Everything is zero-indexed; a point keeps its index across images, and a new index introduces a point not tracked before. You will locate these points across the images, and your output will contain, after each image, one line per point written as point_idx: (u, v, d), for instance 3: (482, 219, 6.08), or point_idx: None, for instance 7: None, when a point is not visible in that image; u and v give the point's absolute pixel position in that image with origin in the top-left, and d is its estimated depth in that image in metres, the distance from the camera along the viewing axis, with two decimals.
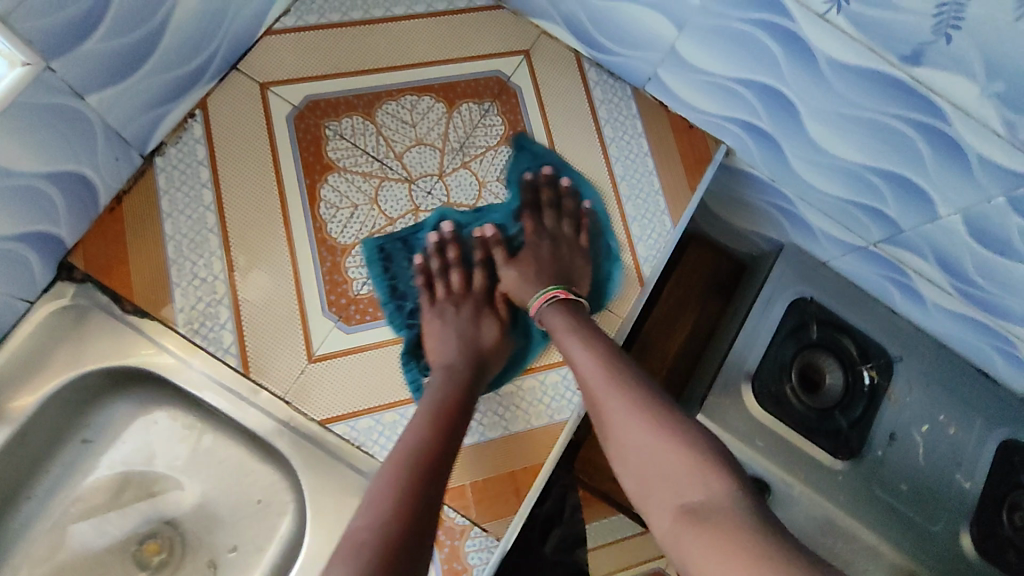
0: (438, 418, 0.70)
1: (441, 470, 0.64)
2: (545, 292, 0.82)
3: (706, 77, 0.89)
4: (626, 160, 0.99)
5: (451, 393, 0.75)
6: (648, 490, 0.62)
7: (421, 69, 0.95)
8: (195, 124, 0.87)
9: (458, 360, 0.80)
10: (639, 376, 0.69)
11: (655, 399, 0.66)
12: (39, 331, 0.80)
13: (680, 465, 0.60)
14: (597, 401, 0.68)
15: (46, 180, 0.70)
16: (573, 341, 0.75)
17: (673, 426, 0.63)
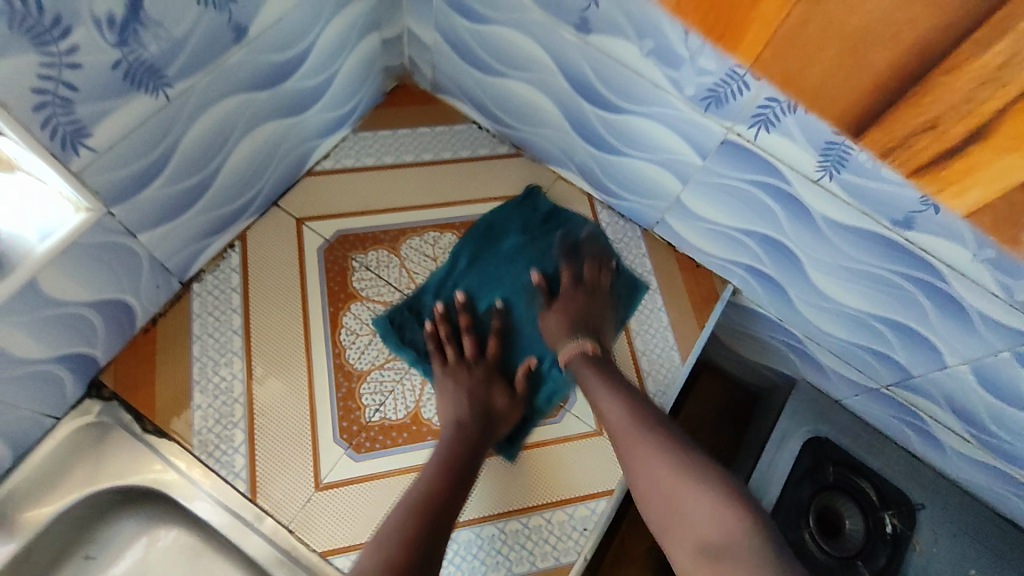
0: (452, 462, 0.80)
1: (450, 503, 0.77)
2: (580, 343, 0.89)
3: (711, 225, 0.95)
4: (635, 296, 1.02)
5: (464, 449, 0.82)
6: (668, 528, 0.73)
7: (444, 208, 1.03)
8: (233, 254, 0.94)
9: (467, 417, 0.85)
10: (665, 427, 0.80)
11: (677, 455, 0.76)
12: (61, 446, 0.82)
13: (701, 507, 0.71)
14: (627, 455, 0.79)
15: (89, 307, 0.76)
16: (599, 387, 0.85)
17: (699, 478, 0.74)
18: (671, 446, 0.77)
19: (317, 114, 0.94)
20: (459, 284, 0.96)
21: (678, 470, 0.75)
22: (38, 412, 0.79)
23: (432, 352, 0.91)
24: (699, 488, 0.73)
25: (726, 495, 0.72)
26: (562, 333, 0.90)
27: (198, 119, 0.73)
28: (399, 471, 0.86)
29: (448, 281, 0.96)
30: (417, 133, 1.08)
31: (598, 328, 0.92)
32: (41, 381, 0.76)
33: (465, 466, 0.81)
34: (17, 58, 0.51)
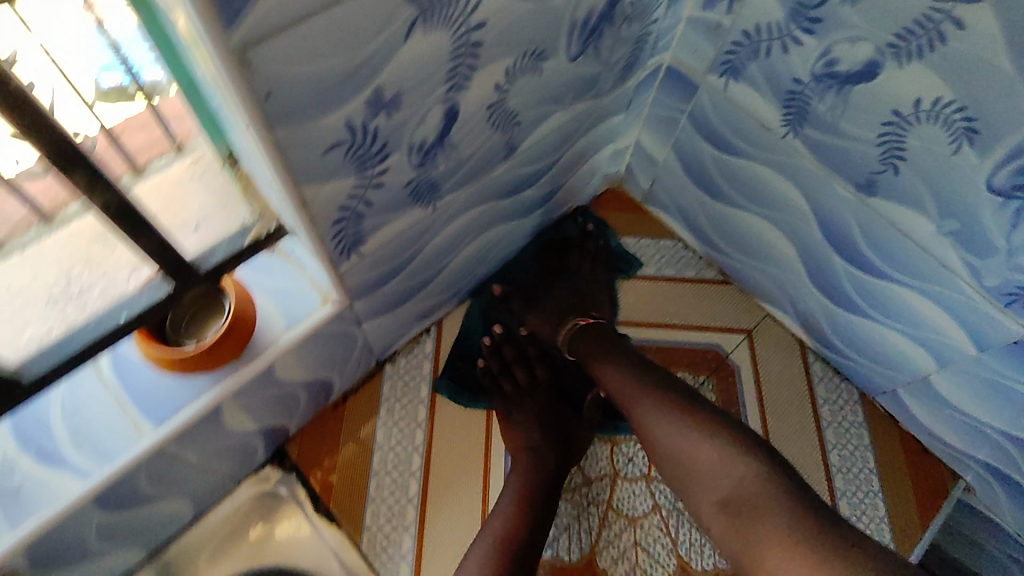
0: (523, 501, 0.74)
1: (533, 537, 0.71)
2: (571, 321, 0.84)
3: (959, 415, 0.82)
4: (846, 472, 0.90)
5: (528, 476, 0.76)
6: (687, 491, 0.66)
7: (643, 329, 0.96)
8: (428, 340, 0.93)
9: (541, 441, 0.80)
10: (665, 379, 0.74)
11: (680, 404, 0.70)
12: (234, 510, 0.82)
13: (709, 459, 0.64)
14: (632, 414, 0.73)
15: (301, 387, 0.76)
16: (601, 362, 0.78)
17: (699, 423, 0.67)
18: (672, 393, 0.71)
19: (536, 217, 0.92)
20: (483, 315, 0.94)
21: (689, 437, 0.67)
22: (230, 475, 0.79)
23: (492, 391, 0.88)
24: (701, 444, 0.66)
25: (739, 449, 0.64)
26: (548, 323, 0.87)
27: (449, 226, 0.72)
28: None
29: (479, 313, 0.94)
30: (621, 242, 1.02)
31: (589, 304, 0.90)
32: (243, 449, 0.76)
33: (532, 492, 0.75)
34: (342, 181, 0.51)
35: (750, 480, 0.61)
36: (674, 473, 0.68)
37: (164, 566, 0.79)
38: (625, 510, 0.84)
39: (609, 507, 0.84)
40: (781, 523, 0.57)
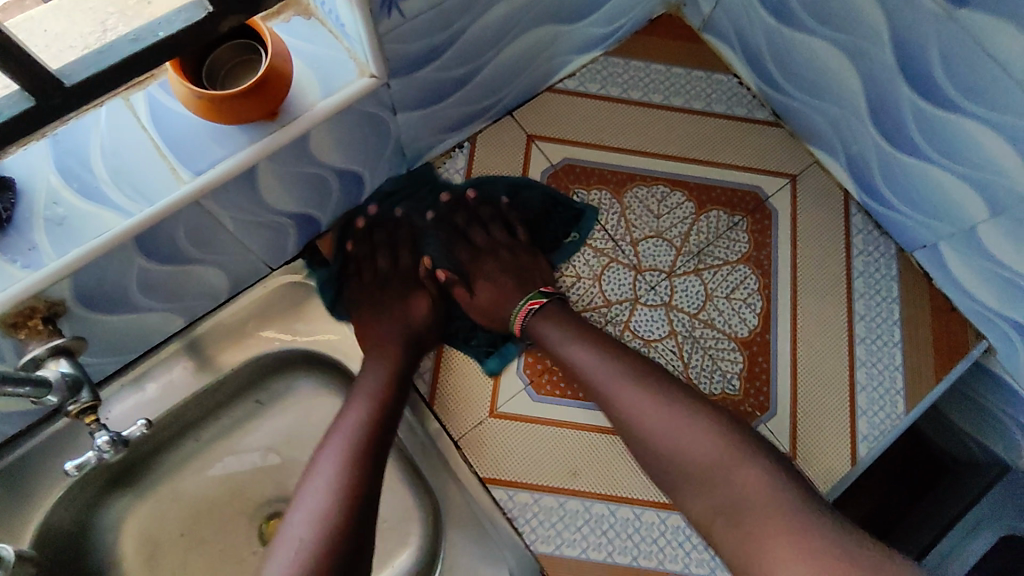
0: (364, 451, 0.67)
1: (381, 443, 0.69)
2: (522, 304, 0.78)
3: (999, 269, 0.79)
4: (870, 321, 0.88)
5: (373, 420, 0.70)
6: (676, 488, 0.64)
7: (683, 165, 0.93)
8: (460, 155, 0.90)
9: (387, 381, 0.74)
10: (642, 367, 0.70)
11: (664, 395, 0.67)
12: (263, 296, 0.84)
13: (703, 460, 0.62)
14: (613, 402, 0.69)
15: (333, 174, 0.75)
16: (573, 348, 0.73)
17: (690, 418, 0.65)
18: (655, 386, 0.68)
19: (584, 29, 0.86)
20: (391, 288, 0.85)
21: (664, 416, 0.65)
22: (261, 258, 0.81)
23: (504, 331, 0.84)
24: (690, 440, 0.63)
25: (721, 427, 0.64)
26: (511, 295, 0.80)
27: (493, 8, 0.68)
28: (562, 421, 0.82)
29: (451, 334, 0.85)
30: (671, 74, 0.96)
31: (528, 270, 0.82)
32: (274, 230, 0.77)
33: (373, 440, 0.69)
34: None
35: (727, 459, 0.61)
36: (660, 465, 0.65)
37: (198, 339, 0.83)
38: (642, 333, 0.86)
39: (626, 327, 0.86)
40: (765, 500, 0.58)
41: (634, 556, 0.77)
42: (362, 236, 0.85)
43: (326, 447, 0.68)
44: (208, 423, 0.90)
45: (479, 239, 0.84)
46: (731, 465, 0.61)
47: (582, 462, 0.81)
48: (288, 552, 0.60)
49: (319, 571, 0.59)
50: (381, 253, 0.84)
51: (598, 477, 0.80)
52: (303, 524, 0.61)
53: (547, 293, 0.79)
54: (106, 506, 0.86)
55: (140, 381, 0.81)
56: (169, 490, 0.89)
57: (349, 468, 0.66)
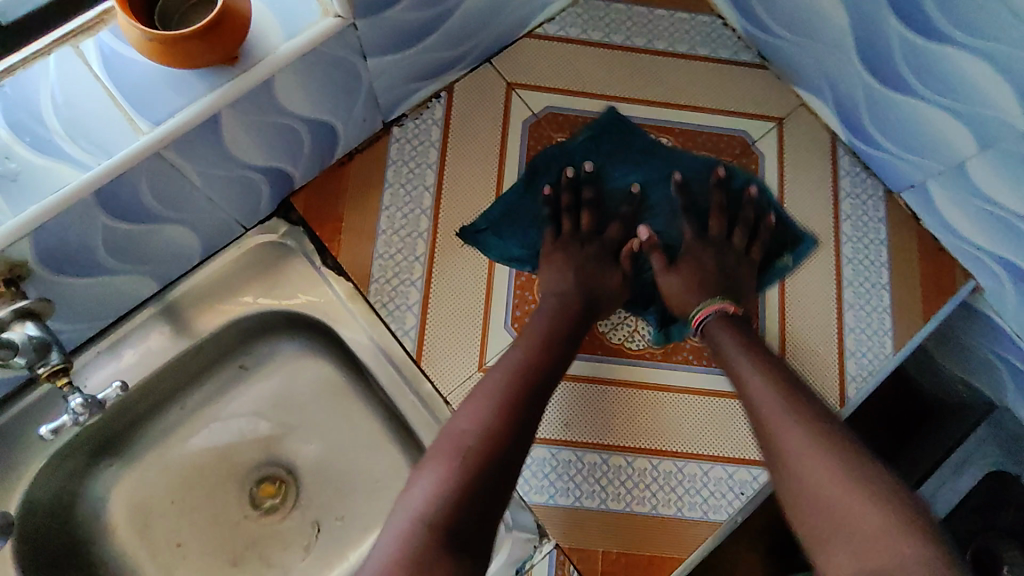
0: (519, 396, 0.65)
1: (544, 381, 0.68)
2: (713, 301, 0.75)
3: (987, 205, 0.78)
4: (858, 264, 0.87)
5: (530, 374, 0.67)
6: (818, 534, 0.55)
7: (667, 110, 0.90)
8: (437, 105, 0.87)
9: (544, 333, 0.72)
10: (820, 404, 0.64)
11: (833, 431, 0.60)
12: (241, 258, 0.82)
13: (853, 503, 0.54)
14: (767, 421, 0.63)
15: (303, 124, 0.72)
16: (741, 358, 0.70)
17: (855, 464, 0.57)
18: (824, 420, 0.61)
19: None
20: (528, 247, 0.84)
21: (823, 455, 0.58)
22: (234, 217, 0.78)
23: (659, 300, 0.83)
24: (853, 485, 0.55)
25: (885, 482, 0.55)
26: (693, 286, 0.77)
27: None
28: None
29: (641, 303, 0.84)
30: (654, 16, 0.93)
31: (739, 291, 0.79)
32: (244, 185, 0.74)
33: (528, 394, 0.65)
34: None
35: (899, 527, 0.52)
36: (806, 506, 0.57)
37: (176, 302, 0.81)
38: None
39: None
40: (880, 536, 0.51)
41: (629, 501, 0.77)
42: (570, 189, 0.83)
43: (495, 373, 0.68)
44: (193, 388, 0.89)
45: (709, 227, 0.82)
46: (898, 531, 0.51)
47: (572, 413, 0.80)
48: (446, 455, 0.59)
49: (467, 479, 0.57)
50: (585, 213, 0.82)
51: (589, 426, 0.80)
52: (466, 432, 0.61)
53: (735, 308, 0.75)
54: (92, 476, 0.84)
55: (118, 347, 0.79)
56: (157, 457, 0.88)
57: (503, 411, 0.63)
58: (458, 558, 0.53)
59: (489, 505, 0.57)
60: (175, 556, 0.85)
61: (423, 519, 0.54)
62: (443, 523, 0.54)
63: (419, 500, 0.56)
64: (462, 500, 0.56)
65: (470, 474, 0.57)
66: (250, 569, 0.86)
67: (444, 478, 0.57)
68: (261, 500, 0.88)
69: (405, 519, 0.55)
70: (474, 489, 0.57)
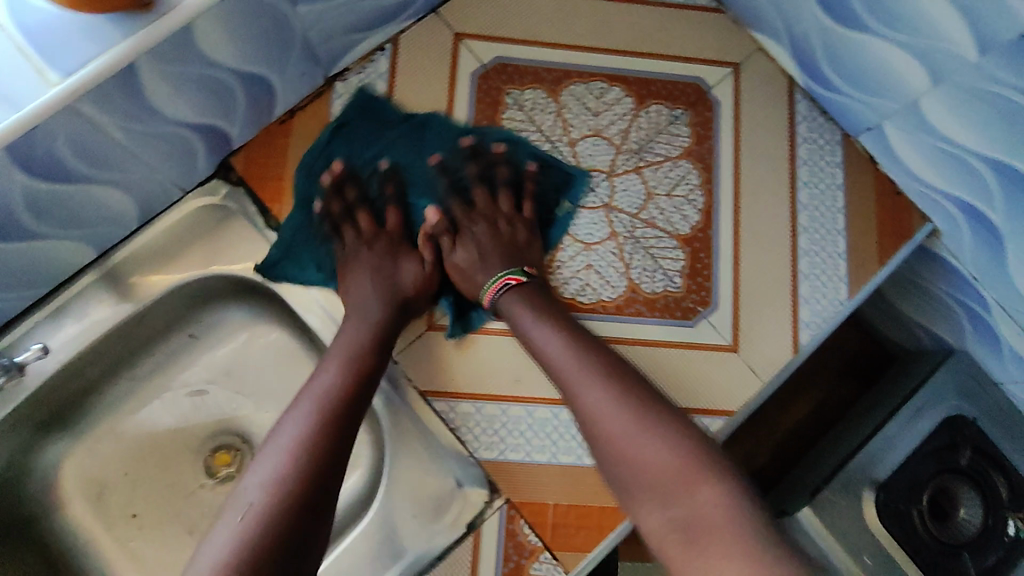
0: (327, 424, 0.58)
1: (360, 402, 0.62)
2: (495, 281, 0.73)
3: (941, 145, 0.77)
4: (813, 211, 0.86)
5: (340, 394, 0.61)
6: (632, 497, 0.56)
7: (620, 58, 0.87)
8: (382, 58, 0.84)
9: (360, 350, 0.67)
10: (612, 359, 0.63)
11: (632, 390, 0.59)
12: (180, 223, 0.80)
13: (669, 472, 0.54)
14: (571, 392, 0.61)
15: (234, 76, 0.69)
16: (540, 327, 0.67)
17: (661, 428, 0.56)
18: (626, 379, 0.60)
19: None
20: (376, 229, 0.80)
21: (618, 409, 0.58)
22: (170, 179, 0.75)
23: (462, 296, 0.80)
24: (655, 445, 0.55)
25: (689, 437, 0.56)
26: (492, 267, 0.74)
27: None
28: (489, 330, 0.81)
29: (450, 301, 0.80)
30: None
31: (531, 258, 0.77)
32: (176, 144, 0.71)
33: (341, 420, 0.59)
34: None
35: (686, 470, 0.54)
36: (623, 478, 0.57)
37: (114, 270, 0.78)
38: (583, 236, 0.83)
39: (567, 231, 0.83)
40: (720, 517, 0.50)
41: (579, 454, 0.77)
42: (333, 194, 0.79)
43: (296, 407, 0.60)
44: (142, 359, 0.86)
45: (477, 199, 0.80)
46: (693, 478, 0.53)
47: (524, 368, 0.79)
48: (234, 522, 0.51)
49: (268, 539, 0.50)
50: (362, 214, 0.79)
51: (541, 380, 0.79)
52: (257, 489, 0.53)
53: (529, 272, 0.74)
54: (41, 451, 0.83)
55: (58, 318, 0.77)
56: (110, 429, 0.86)
57: (309, 447, 0.56)
58: None
59: (299, 558, 0.51)
60: (132, 526, 0.84)
61: None
62: None
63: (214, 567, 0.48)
64: (252, 572, 0.48)
65: (275, 531, 0.50)
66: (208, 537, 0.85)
67: (229, 553, 0.49)
68: (217, 468, 0.87)
69: None
70: (279, 548, 0.50)
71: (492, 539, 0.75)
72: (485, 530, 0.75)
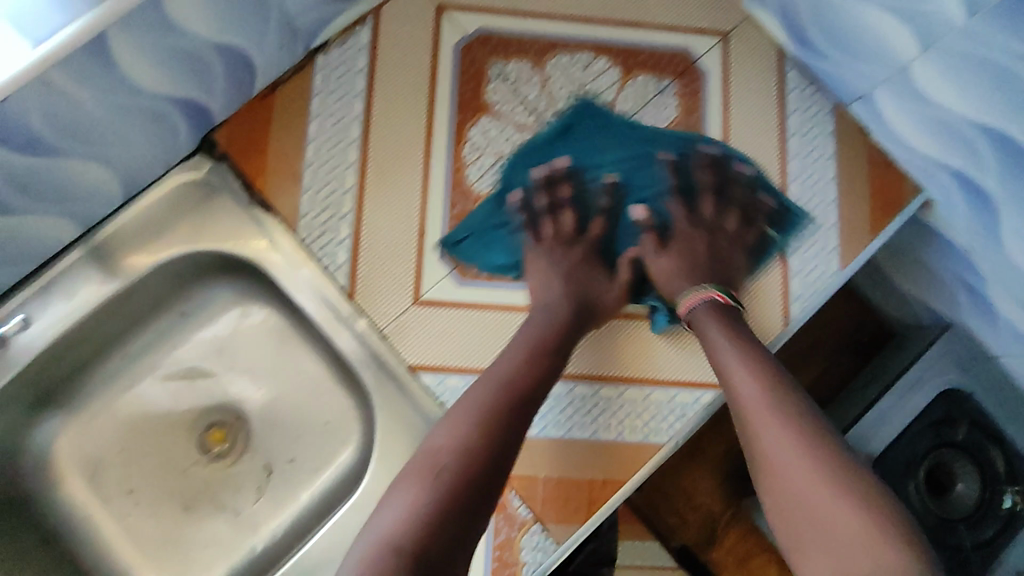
0: (494, 418, 0.61)
1: (533, 398, 0.65)
2: (692, 293, 0.73)
3: (932, 111, 0.75)
4: (804, 182, 0.85)
5: (513, 393, 0.64)
6: (801, 544, 0.56)
7: (606, 28, 0.86)
8: (363, 31, 0.83)
9: (523, 347, 0.69)
10: (797, 390, 0.63)
11: (815, 424, 0.59)
12: (165, 199, 0.80)
13: (852, 534, 0.53)
14: (748, 420, 0.61)
15: (211, 49, 0.68)
16: (725, 352, 0.67)
17: (847, 486, 0.55)
18: (802, 406, 0.61)
19: None
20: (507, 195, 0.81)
21: (799, 450, 0.58)
22: (152, 154, 0.75)
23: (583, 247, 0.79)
24: (834, 500, 0.54)
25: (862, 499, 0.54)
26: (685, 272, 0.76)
27: None
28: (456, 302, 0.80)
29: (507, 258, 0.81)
30: None
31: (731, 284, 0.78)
32: (155, 119, 0.71)
33: (507, 412, 0.62)
34: None
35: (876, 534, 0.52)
36: (796, 528, 0.56)
37: (101, 246, 0.79)
38: None
39: None
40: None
41: (568, 428, 0.77)
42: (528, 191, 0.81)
43: (478, 384, 0.65)
44: (132, 337, 0.86)
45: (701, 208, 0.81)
46: (877, 542, 0.52)
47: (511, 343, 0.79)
48: (419, 479, 0.56)
49: (436, 509, 0.54)
50: (570, 214, 0.80)
51: None
52: (444, 452, 0.58)
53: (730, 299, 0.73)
54: (34, 428, 0.83)
55: (44, 295, 0.77)
56: (103, 408, 0.86)
57: (480, 432, 0.59)
58: None
59: (463, 537, 0.54)
60: (127, 503, 0.85)
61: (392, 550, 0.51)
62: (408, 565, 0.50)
63: (396, 528, 0.53)
64: (428, 544, 0.52)
65: (445, 507, 0.54)
66: (201, 513, 0.85)
67: (415, 503, 0.54)
68: (211, 445, 0.87)
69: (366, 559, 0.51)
70: (448, 526, 0.53)
71: None
72: None
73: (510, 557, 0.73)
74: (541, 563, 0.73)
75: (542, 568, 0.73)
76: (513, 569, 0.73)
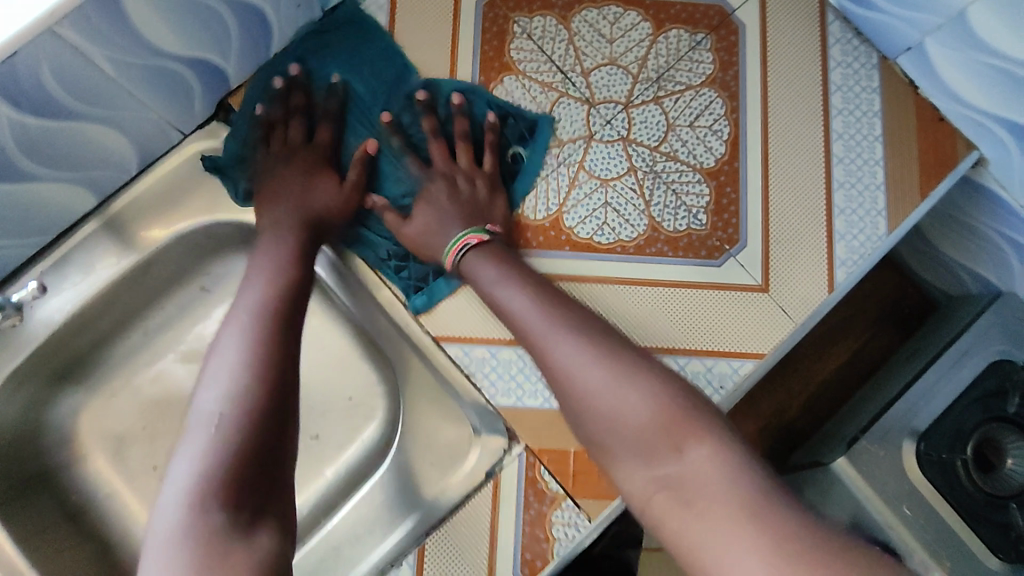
0: (265, 342, 0.58)
1: (292, 312, 0.63)
2: (457, 241, 0.70)
3: (988, 58, 0.69)
4: (849, 140, 0.80)
5: (276, 310, 0.62)
6: (612, 452, 0.51)
7: None
8: None
9: (290, 275, 0.67)
10: (573, 303, 0.60)
11: (597, 329, 0.57)
12: (182, 167, 0.78)
13: (651, 422, 0.50)
14: (536, 346, 0.57)
15: (226, 7, 0.65)
16: (498, 287, 0.64)
17: (633, 369, 0.53)
18: (581, 319, 0.58)
19: None
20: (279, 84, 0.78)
21: (591, 361, 0.53)
22: (166, 119, 0.73)
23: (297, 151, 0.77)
24: (622, 387, 0.52)
25: (657, 381, 0.52)
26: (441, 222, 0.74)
27: None
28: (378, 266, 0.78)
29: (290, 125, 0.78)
30: None
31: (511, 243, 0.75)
32: (166, 81, 0.68)
33: (273, 331, 0.59)
34: None
35: (668, 409, 0.50)
36: (598, 432, 0.52)
37: (117, 217, 0.76)
38: (598, 172, 0.78)
39: (580, 167, 0.78)
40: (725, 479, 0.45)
41: None
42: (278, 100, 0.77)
43: (231, 323, 0.60)
44: (151, 312, 0.84)
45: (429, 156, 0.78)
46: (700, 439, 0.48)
47: None
48: (202, 430, 0.49)
49: (233, 450, 0.48)
50: (295, 122, 0.77)
51: None
52: (219, 400, 0.51)
53: (491, 231, 0.72)
54: (55, 403, 0.82)
55: (62, 267, 0.75)
56: (123, 386, 0.85)
57: (254, 356, 0.55)
58: (256, 531, 0.45)
59: (268, 469, 0.49)
60: (150, 481, 0.83)
61: (192, 523, 0.44)
62: (210, 517, 0.44)
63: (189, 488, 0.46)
64: (230, 492, 0.46)
65: (236, 444, 0.48)
66: None
67: (211, 438, 0.48)
68: None
69: (171, 533, 0.44)
70: (245, 465, 0.48)
71: (511, 488, 0.71)
72: (503, 478, 0.72)
73: (541, 533, 0.70)
74: (573, 539, 0.70)
75: (574, 544, 0.70)
76: (546, 543, 0.69)
